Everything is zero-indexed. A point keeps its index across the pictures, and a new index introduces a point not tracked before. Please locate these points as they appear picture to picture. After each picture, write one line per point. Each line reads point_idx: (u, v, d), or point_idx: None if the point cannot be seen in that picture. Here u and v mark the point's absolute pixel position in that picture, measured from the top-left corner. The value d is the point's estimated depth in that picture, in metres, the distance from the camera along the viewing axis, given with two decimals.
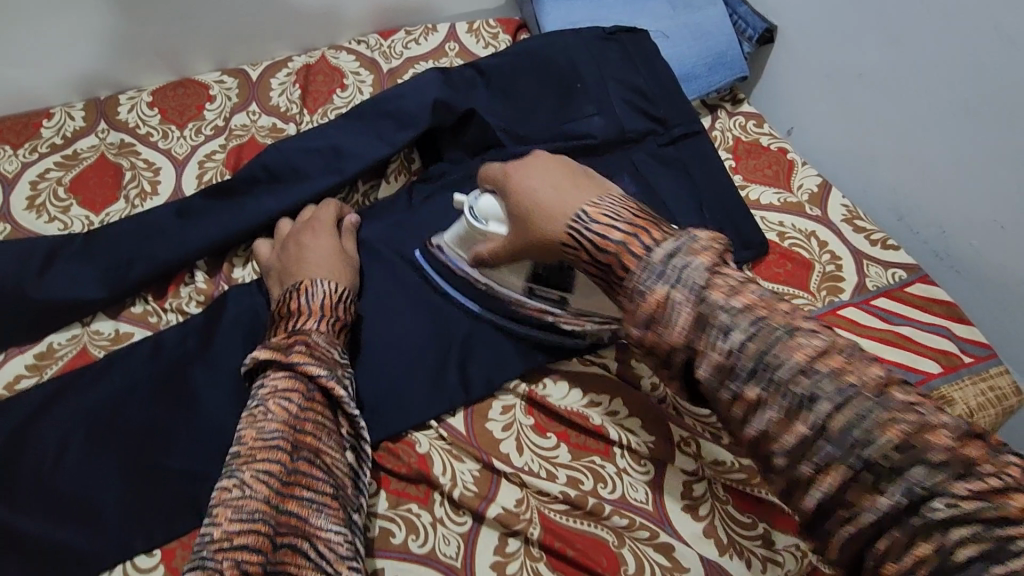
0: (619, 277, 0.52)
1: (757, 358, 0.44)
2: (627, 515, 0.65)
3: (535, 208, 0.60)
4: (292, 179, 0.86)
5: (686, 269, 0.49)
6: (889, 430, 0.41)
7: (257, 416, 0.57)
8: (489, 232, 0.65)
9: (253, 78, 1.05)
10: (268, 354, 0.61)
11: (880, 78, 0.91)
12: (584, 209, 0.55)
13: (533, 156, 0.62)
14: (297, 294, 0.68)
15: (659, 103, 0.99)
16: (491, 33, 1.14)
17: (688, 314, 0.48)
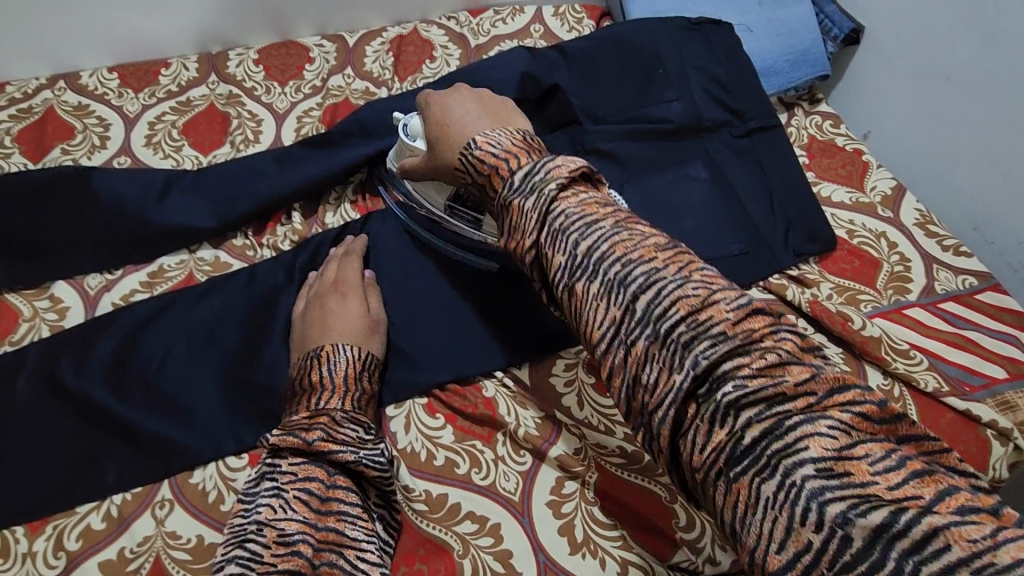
0: (563, 235, 0.53)
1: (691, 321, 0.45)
2: None
3: (482, 169, 0.63)
4: (384, 137, 0.93)
5: (607, 252, 0.51)
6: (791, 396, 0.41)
7: (276, 512, 0.56)
8: (415, 147, 0.77)
9: (350, 44, 1.12)
10: (281, 437, 0.61)
11: (967, 84, 0.91)
12: (516, 188, 0.58)
13: (472, 139, 0.65)
14: (318, 365, 0.67)
15: (737, 95, 1.01)
16: (576, 18, 1.18)
17: (620, 306, 0.49)
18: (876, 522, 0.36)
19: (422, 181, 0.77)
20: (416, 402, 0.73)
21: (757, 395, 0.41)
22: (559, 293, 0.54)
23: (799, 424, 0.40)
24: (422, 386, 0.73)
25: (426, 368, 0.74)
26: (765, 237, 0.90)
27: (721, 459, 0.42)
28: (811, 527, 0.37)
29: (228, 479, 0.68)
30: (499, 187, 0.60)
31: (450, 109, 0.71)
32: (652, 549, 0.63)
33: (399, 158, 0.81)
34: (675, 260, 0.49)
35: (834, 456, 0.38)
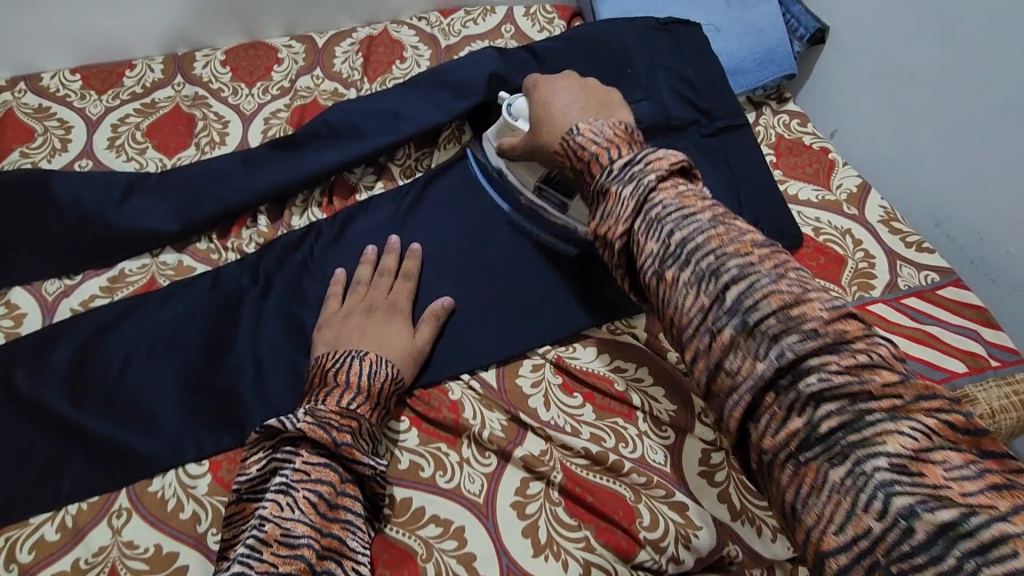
0: (658, 224, 0.50)
1: (782, 315, 0.43)
2: (645, 473, 0.68)
3: (601, 219, 0.55)
4: (351, 138, 0.92)
5: (700, 245, 0.48)
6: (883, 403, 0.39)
7: (283, 510, 0.54)
8: (518, 128, 0.77)
9: (319, 45, 1.12)
10: (314, 427, 0.60)
11: (927, 82, 0.92)
12: (656, 229, 0.50)
13: (573, 125, 0.64)
14: (359, 366, 0.67)
15: (705, 94, 1.02)
16: (546, 19, 1.18)
17: (710, 293, 0.47)
18: (992, 526, 0.34)
19: (517, 158, 0.79)
20: None
21: (841, 391, 0.40)
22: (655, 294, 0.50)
23: (880, 424, 0.39)
24: None
25: None
26: None
27: (789, 452, 0.41)
28: (874, 514, 0.37)
29: (188, 487, 0.67)
30: (596, 173, 0.59)
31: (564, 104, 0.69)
32: (615, 550, 0.63)
33: (498, 132, 0.84)
34: (770, 258, 0.47)
35: (912, 457, 0.37)
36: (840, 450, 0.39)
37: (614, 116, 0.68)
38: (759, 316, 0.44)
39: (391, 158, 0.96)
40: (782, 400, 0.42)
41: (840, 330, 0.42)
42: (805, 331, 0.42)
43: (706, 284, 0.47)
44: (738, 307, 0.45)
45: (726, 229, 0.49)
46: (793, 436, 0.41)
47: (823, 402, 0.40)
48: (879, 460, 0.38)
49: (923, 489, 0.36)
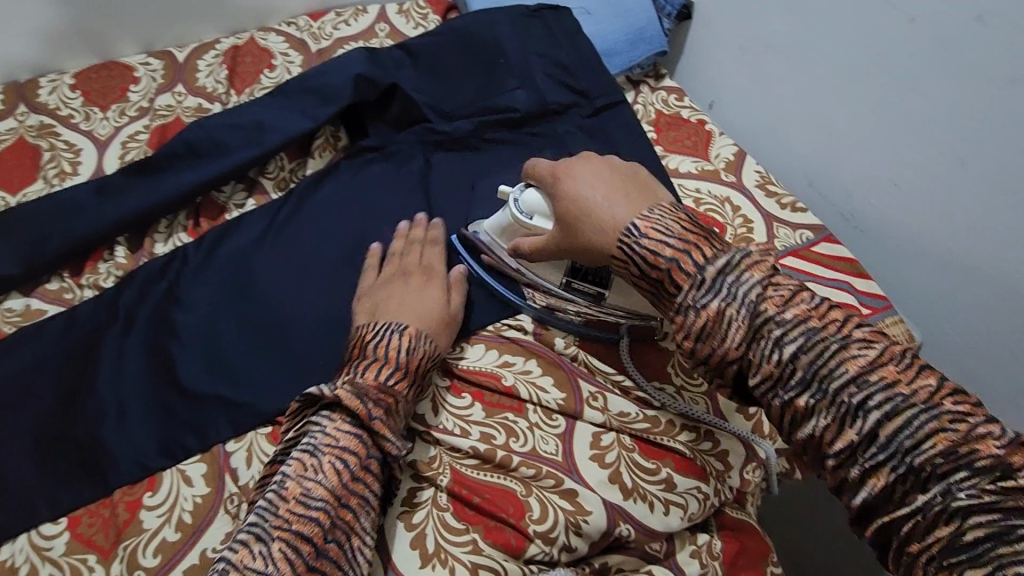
0: (714, 287, 0.56)
1: (860, 379, 0.52)
2: (534, 465, 0.67)
3: (656, 264, 0.59)
4: (212, 154, 0.87)
5: (757, 307, 0.55)
6: (845, 361, 0.53)
7: (307, 471, 0.57)
8: (535, 226, 0.71)
9: (180, 60, 1.05)
10: (352, 396, 0.60)
11: (784, 49, 0.96)
12: (710, 291, 0.56)
13: (629, 223, 0.62)
14: (398, 341, 0.67)
15: (581, 77, 1.02)
16: (421, 14, 1.15)
17: (745, 325, 0.55)
18: (987, 463, 0.48)
19: (540, 260, 0.72)
20: (258, 433, 0.70)
21: (907, 437, 0.50)
22: (686, 329, 0.58)
23: (970, 485, 0.48)
24: (266, 413, 0.71)
25: (268, 396, 0.72)
26: None
27: (855, 468, 0.52)
28: (944, 523, 0.48)
29: (43, 549, 0.62)
30: (681, 286, 0.58)
31: (590, 198, 0.65)
32: (503, 548, 0.63)
33: (500, 229, 0.76)
34: (817, 313, 0.55)
35: (997, 485, 0.48)
36: (939, 493, 0.49)
37: (655, 198, 0.65)
38: (824, 376, 0.53)
39: (262, 172, 0.92)
40: (864, 456, 0.52)
41: (902, 381, 0.52)
42: (877, 383, 0.52)
43: (757, 346, 0.55)
44: (815, 377, 0.54)
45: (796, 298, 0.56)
46: (880, 481, 0.51)
47: (867, 415, 0.52)
48: (966, 483, 0.48)
49: (986, 492, 0.48)
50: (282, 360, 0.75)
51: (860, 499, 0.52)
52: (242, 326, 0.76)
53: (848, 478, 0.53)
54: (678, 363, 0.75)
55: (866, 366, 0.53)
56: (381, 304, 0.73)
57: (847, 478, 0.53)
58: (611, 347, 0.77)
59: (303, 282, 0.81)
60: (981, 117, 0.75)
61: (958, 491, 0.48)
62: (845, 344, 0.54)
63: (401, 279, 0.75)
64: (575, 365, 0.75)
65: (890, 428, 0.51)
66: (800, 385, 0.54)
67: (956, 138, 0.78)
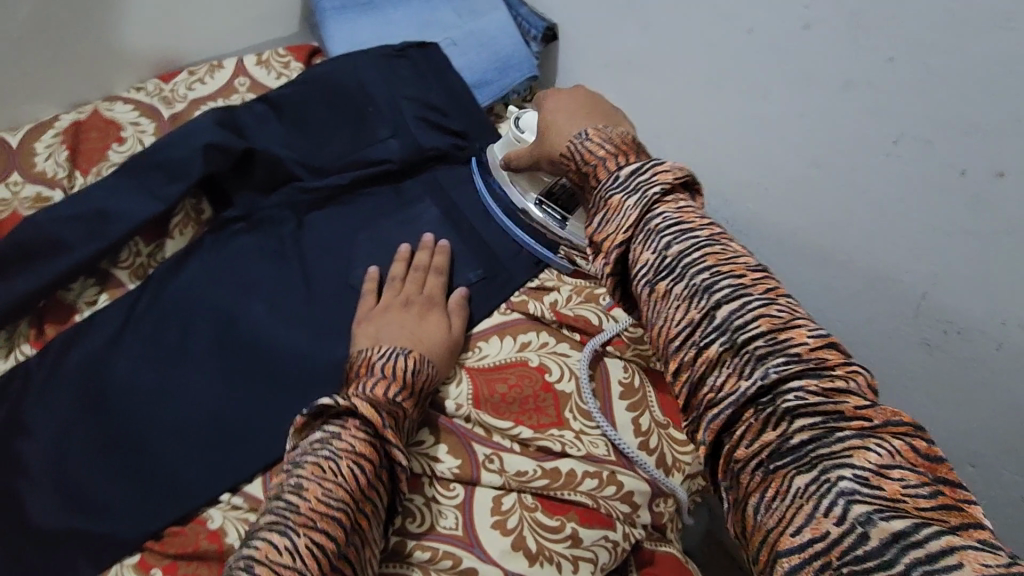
0: (656, 235, 0.50)
1: (771, 337, 0.44)
2: (430, 547, 0.64)
3: (589, 160, 0.60)
4: (50, 253, 0.79)
5: (697, 260, 0.48)
6: (761, 319, 0.45)
7: (325, 474, 0.52)
8: (523, 139, 0.82)
9: (13, 145, 0.95)
10: (367, 403, 0.58)
11: (644, 65, 0.96)
12: (617, 183, 0.55)
13: (582, 129, 0.63)
14: (404, 361, 0.66)
15: (453, 114, 0.99)
16: (281, 63, 1.10)
17: (638, 211, 0.52)
18: (945, 518, 0.36)
19: (521, 169, 0.81)
20: (125, 564, 0.64)
21: (817, 409, 0.41)
22: (595, 218, 0.55)
23: (849, 440, 0.40)
24: (128, 542, 0.65)
25: (130, 521, 0.66)
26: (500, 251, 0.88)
27: (754, 441, 0.43)
28: (832, 519, 0.37)
29: None
30: (601, 179, 0.58)
31: (549, 113, 0.71)
32: None
33: (504, 146, 0.87)
34: (763, 284, 0.47)
35: (875, 474, 0.38)
36: (812, 458, 0.40)
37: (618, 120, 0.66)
38: (737, 328, 0.45)
39: (115, 262, 0.85)
40: (757, 415, 0.43)
41: (823, 359, 0.43)
42: (792, 355, 0.43)
43: (694, 303, 0.47)
44: (729, 329, 0.45)
45: (722, 250, 0.49)
46: (766, 445, 0.42)
47: (798, 417, 0.42)
48: (853, 463, 0.39)
49: (872, 485, 0.38)
50: (145, 475, 0.69)
51: (742, 472, 0.43)
52: (99, 444, 0.70)
53: (736, 449, 0.44)
54: (576, 406, 0.73)
55: (783, 325, 0.45)
56: (383, 329, 0.72)
57: (737, 444, 0.44)
58: (505, 399, 0.73)
59: (166, 381, 0.75)
60: (822, 115, 0.77)
61: (842, 470, 0.39)
62: (766, 303, 0.46)
63: (403, 307, 0.76)
64: (468, 428, 0.71)
65: (787, 394, 0.42)
66: (717, 332, 0.46)
67: (804, 138, 0.79)
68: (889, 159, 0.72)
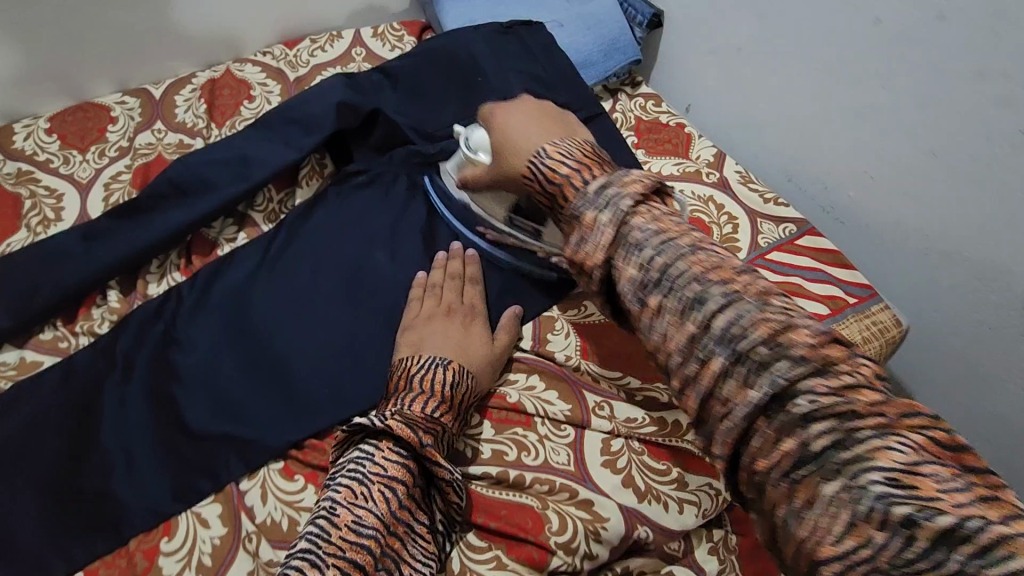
0: (720, 342, 0.47)
1: (890, 468, 0.40)
2: (547, 480, 0.68)
3: (554, 179, 0.59)
4: (199, 190, 0.87)
5: (682, 270, 0.51)
6: (881, 452, 0.40)
7: (358, 498, 0.56)
8: (478, 160, 0.74)
9: (156, 97, 1.05)
10: (403, 426, 0.59)
11: (753, 52, 0.99)
12: (650, 275, 0.52)
13: (539, 147, 0.63)
14: (444, 374, 0.66)
15: (560, 90, 1.04)
16: (396, 36, 1.16)
17: (688, 330, 0.49)
18: (1015, 539, 0.36)
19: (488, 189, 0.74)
20: (271, 468, 0.70)
21: (831, 411, 0.42)
22: (641, 326, 0.53)
23: (871, 441, 0.41)
24: (274, 449, 0.70)
25: (276, 431, 0.71)
26: None
27: (806, 500, 0.43)
28: None
29: None
30: (572, 198, 0.57)
31: (510, 127, 0.68)
32: (527, 563, 0.63)
33: (458, 167, 0.80)
34: (833, 381, 0.44)
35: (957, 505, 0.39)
36: (834, 467, 0.42)
37: (566, 135, 0.64)
38: (774, 372, 0.45)
39: (250, 204, 0.92)
40: (861, 536, 0.40)
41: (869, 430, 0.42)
42: (878, 471, 0.40)
43: (785, 436, 0.44)
44: (756, 377, 0.45)
45: (771, 316, 0.47)
46: (786, 456, 0.43)
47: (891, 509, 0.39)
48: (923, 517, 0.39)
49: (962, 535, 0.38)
50: (289, 392, 0.74)
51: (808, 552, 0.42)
52: (251, 361, 0.76)
53: (757, 459, 0.45)
54: None
55: (904, 454, 0.40)
56: (428, 337, 0.72)
57: (757, 460, 0.45)
58: (611, 353, 0.78)
59: (303, 311, 0.81)
60: (938, 110, 0.79)
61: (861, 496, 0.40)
62: (885, 419, 0.42)
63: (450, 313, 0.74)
64: (577, 376, 0.76)
65: (830, 449, 0.42)
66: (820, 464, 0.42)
67: (914, 127, 0.82)
68: (1016, 151, 0.73)
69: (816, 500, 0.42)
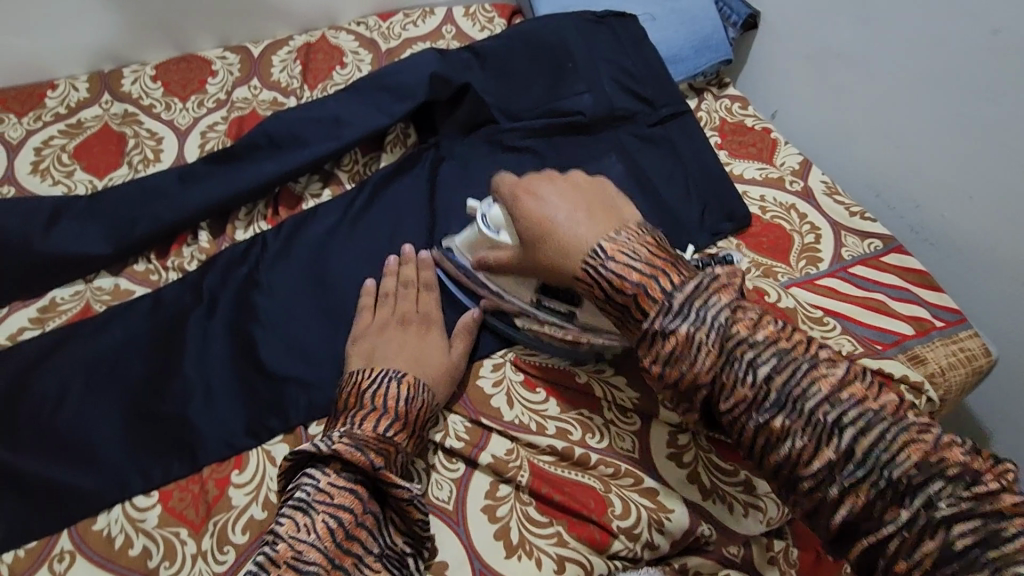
0: (741, 364, 0.50)
1: (912, 460, 0.46)
2: (612, 463, 0.67)
3: (622, 289, 0.55)
4: (292, 145, 0.89)
5: (715, 304, 0.52)
6: (905, 444, 0.46)
7: (299, 530, 0.53)
8: (500, 241, 0.68)
9: (255, 55, 1.08)
10: (350, 450, 0.56)
11: (854, 60, 0.96)
12: (678, 316, 0.52)
13: (595, 245, 0.57)
14: (395, 391, 0.63)
15: (647, 84, 1.03)
16: (487, 18, 1.18)
17: (712, 350, 0.51)
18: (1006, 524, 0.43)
19: (508, 273, 0.68)
20: None
21: (857, 411, 0.48)
22: (643, 338, 0.54)
23: (877, 428, 0.47)
24: None
25: None
26: (682, 219, 0.92)
27: (811, 464, 0.48)
28: None
29: (137, 520, 0.63)
30: (649, 313, 0.53)
31: (554, 219, 0.61)
32: (588, 543, 0.62)
33: (471, 245, 0.72)
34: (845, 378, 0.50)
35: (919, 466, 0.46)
36: (864, 462, 0.47)
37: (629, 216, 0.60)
38: (772, 367, 0.50)
39: (337, 164, 0.95)
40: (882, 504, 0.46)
41: (884, 406, 0.48)
42: (900, 453, 0.46)
43: (796, 414, 0.49)
44: (769, 380, 0.50)
45: (788, 336, 0.52)
46: (819, 454, 0.48)
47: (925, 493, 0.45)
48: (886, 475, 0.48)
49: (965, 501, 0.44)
50: None
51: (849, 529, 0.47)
52: (325, 312, 0.77)
53: (777, 446, 0.50)
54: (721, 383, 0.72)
55: (914, 447, 0.46)
56: (380, 346, 0.69)
57: (777, 439, 0.49)
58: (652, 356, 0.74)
59: (379, 268, 0.81)
60: (966, 123, 0.84)
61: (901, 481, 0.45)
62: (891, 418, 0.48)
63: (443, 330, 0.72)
64: None
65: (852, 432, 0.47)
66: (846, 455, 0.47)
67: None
68: None
69: (837, 486, 0.47)
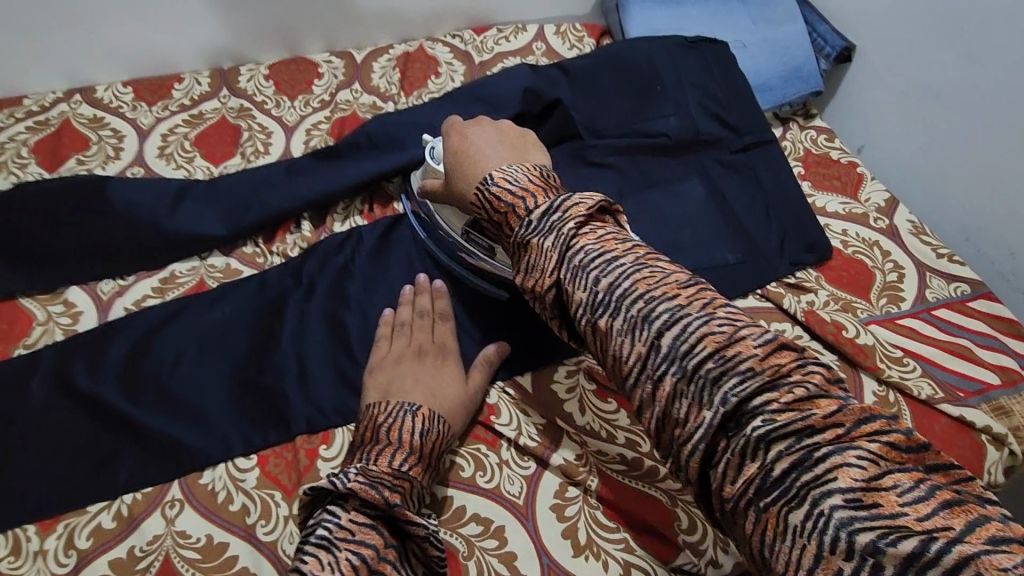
0: (582, 271, 0.50)
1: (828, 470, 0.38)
2: (680, 478, 0.68)
3: (499, 207, 0.58)
4: (390, 147, 0.95)
5: (649, 310, 0.46)
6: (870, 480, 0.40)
7: (323, 566, 0.50)
8: (439, 170, 0.75)
9: (358, 60, 1.16)
10: (366, 485, 0.56)
11: (954, 100, 0.95)
12: (532, 227, 0.54)
13: (489, 173, 0.62)
14: (409, 424, 0.64)
15: (732, 110, 1.03)
16: (576, 37, 1.22)
17: (558, 253, 0.51)
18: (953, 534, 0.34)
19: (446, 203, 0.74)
20: None
21: (787, 429, 0.40)
22: (521, 265, 0.54)
23: (803, 441, 0.39)
24: None
25: None
26: (761, 247, 0.92)
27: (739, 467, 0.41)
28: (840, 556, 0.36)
29: (237, 480, 0.69)
30: (515, 226, 0.56)
31: (481, 153, 0.67)
32: (653, 552, 0.65)
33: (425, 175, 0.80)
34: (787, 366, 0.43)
35: (863, 489, 0.37)
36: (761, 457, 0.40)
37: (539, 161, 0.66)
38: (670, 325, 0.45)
39: None
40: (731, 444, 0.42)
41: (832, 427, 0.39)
42: (778, 418, 0.40)
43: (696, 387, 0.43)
44: (645, 320, 0.46)
45: (778, 376, 0.42)
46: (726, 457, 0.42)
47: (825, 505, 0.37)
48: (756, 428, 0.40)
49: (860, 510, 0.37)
50: None
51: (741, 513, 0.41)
52: None
53: (727, 488, 0.42)
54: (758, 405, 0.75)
55: (866, 482, 0.37)
56: (396, 380, 0.70)
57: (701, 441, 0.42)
58: None
59: None
60: None
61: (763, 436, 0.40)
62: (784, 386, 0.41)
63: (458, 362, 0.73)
64: None
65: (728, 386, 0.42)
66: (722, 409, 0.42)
67: None
68: None
69: (754, 509, 0.40)
